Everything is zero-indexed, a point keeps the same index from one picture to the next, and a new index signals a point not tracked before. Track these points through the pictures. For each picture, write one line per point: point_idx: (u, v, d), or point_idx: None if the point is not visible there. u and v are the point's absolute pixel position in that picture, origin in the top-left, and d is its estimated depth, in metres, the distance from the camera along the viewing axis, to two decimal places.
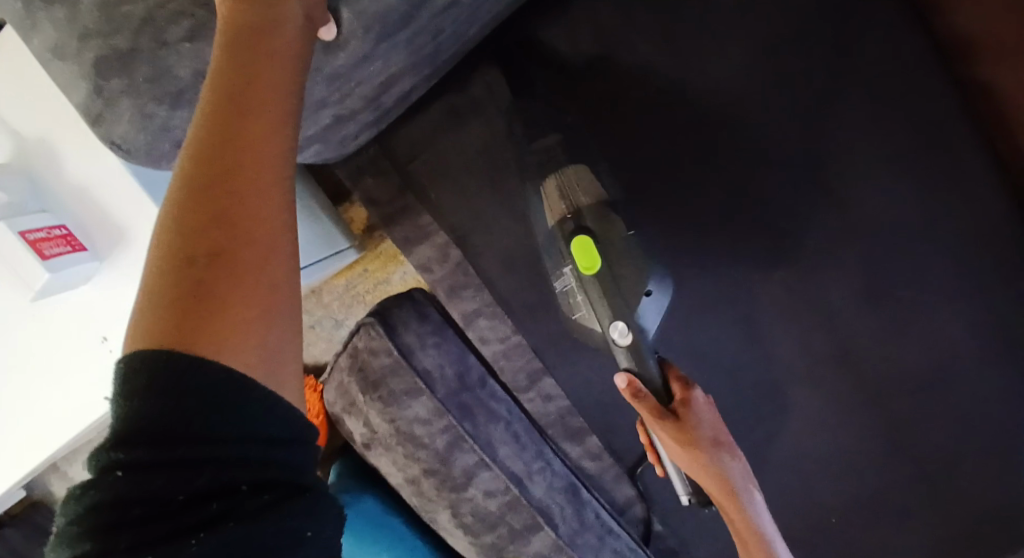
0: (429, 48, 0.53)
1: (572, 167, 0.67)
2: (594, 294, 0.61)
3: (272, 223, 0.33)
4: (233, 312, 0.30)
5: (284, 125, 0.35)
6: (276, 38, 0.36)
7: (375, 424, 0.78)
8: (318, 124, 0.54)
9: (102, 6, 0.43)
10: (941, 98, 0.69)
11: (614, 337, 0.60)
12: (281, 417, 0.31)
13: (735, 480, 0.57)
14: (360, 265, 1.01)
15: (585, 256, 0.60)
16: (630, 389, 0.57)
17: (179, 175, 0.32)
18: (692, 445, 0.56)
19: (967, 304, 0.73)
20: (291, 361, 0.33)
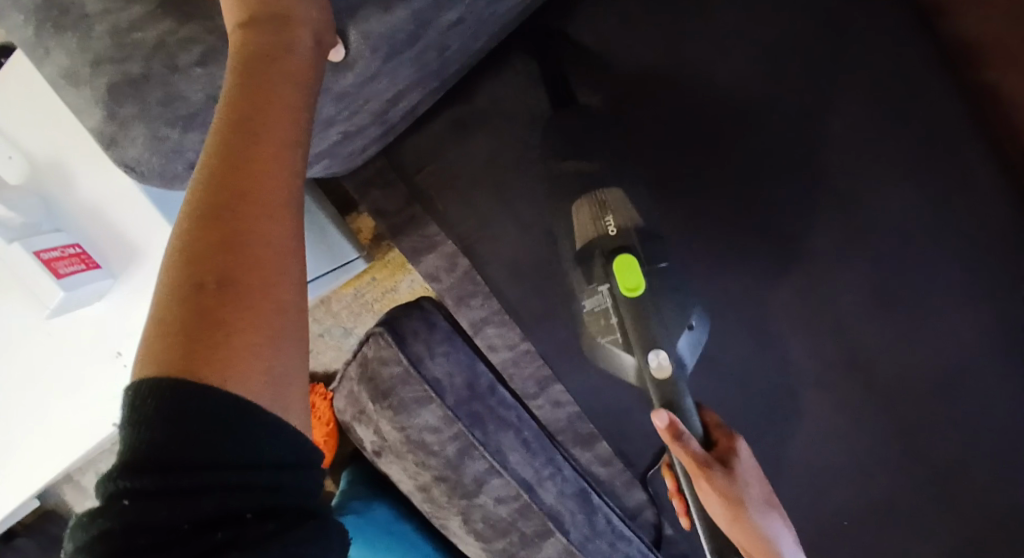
0: (436, 64, 0.54)
1: (611, 192, 0.69)
2: (633, 317, 0.61)
3: (281, 247, 0.33)
4: (241, 337, 0.30)
5: (294, 149, 0.35)
6: (288, 64, 0.37)
7: (385, 432, 0.79)
8: (326, 142, 0.54)
9: (113, 32, 0.45)
10: (944, 101, 0.70)
11: (651, 365, 0.60)
12: (287, 437, 0.30)
13: (782, 542, 0.54)
14: (368, 274, 1.02)
15: (625, 277, 0.61)
16: (671, 431, 0.55)
17: (191, 200, 0.33)
18: (737, 501, 0.52)
19: (977, 304, 0.73)
20: (300, 382, 0.33)
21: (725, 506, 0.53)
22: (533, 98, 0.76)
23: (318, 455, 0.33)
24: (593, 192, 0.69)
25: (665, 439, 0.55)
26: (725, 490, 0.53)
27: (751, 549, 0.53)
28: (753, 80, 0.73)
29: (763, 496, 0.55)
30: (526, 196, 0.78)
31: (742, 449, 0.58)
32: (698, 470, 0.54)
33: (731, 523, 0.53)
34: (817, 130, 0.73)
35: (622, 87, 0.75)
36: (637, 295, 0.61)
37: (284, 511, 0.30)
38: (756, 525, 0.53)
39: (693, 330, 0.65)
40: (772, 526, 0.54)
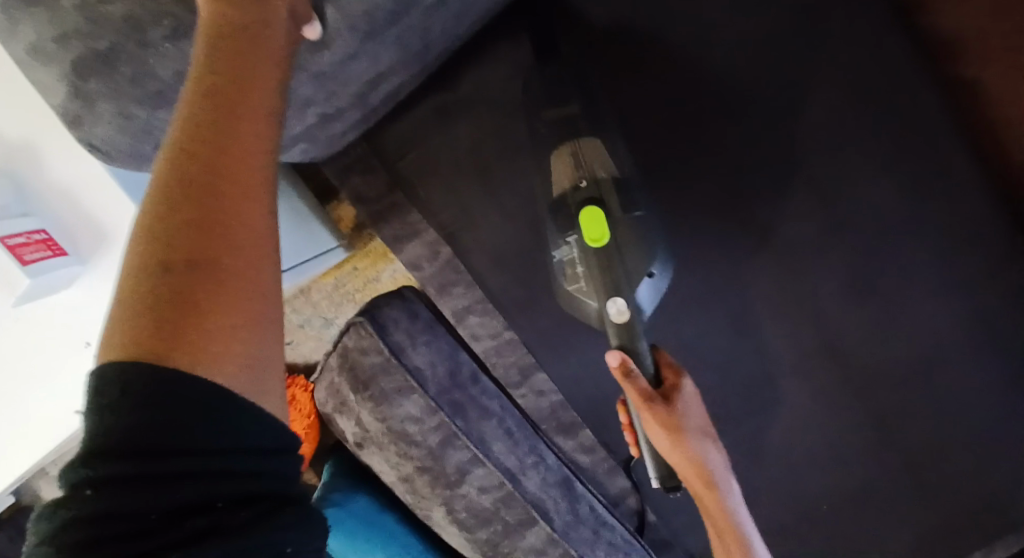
0: (418, 45, 0.53)
1: (589, 140, 0.66)
2: (594, 266, 0.60)
3: (255, 227, 0.32)
4: (215, 320, 0.29)
5: (269, 127, 0.34)
6: (263, 38, 0.35)
7: (367, 423, 0.78)
8: (304, 124, 0.53)
9: (80, 4, 0.42)
10: (925, 90, 0.71)
11: (610, 312, 0.58)
12: (268, 423, 0.30)
13: (716, 472, 0.58)
14: (349, 263, 1.00)
15: (592, 228, 0.59)
16: (621, 370, 0.56)
17: (159, 178, 0.31)
18: (677, 431, 0.55)
19: (954, 292, 0.74)
20: (277, 368, 0.32)
21: (666, 435, 0.56)
22: (516, 83, 0.75)
23: (297, 442, 0.32)
24: (571, 140, 0.66)
25: (616, 376, 0.56)
26: (665, 421, 0.55)
27: (686, 471, 0.57)
28: (736, 69, 0.74)
29: (704, 427, 0.58)
30: (509, 184, 0.78)
31: (685, 382, 0.59)
32: (642, 403, 0.56)
33: (671, 450, 0.56)
34: (798, 119, 0.74)
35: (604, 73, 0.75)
36: (601, 246, 0.59)
37: (262, 498, 0.29)
38: (694, 452, 0.56)
39: (655, 278, 0.64)
40: (707, 450, 0.58)
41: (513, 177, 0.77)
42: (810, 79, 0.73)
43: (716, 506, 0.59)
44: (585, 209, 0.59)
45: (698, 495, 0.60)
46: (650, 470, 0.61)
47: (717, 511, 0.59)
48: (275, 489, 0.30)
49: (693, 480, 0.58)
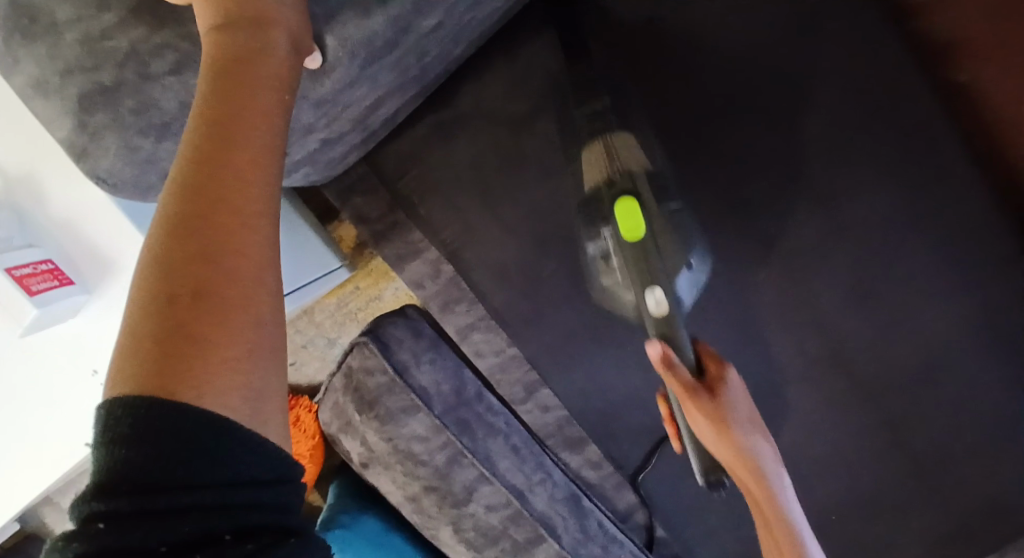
0: (416, 68, 0.53)
1: (619, 134, 0.63)
2: (633, 262, 0.57)
3: (257, 256, 0.32)
4: (217, 351, 0.29)
5: (270, 156, 0.34)
6: (264, 69, 0.36)
7: (372, 443, 0.77)
8: (305, 149, 0.54)
9: (84, 41, 0.44)
10: (916, 99, 0.72)
11: (648, 304, 0.57)
12: (269, 455, 0.30)
13: (763, 460, 0.57)
14: (351, 282, 1.01)
15: (626, 221, 0.56)
16: (664, 360, 0.55)
17: (163, 210, 0.32)
18: (725, 424, 0.55)
19: (956, 296, 0.74)
20: (279, 394, 0.32)
21: (715, 428, 0.55)
22: (514, 101, 0.76)
23: (299, 471, 0.32)
24: (600, 134, 0.64)
25: (658, 367, 0.56)
26: (710, 412, 0.55)
27: (735, 463, 0.57)
28: (732, 81, 0.74)
29: (749, 416, 0.58)
30: (509, 200, 0.78)
31: (729, 374, 0.59)
32: (688, 395, 0.55)
33: (721, 442, 0.56)
34: (796, 129, 0.74)
35: None
36: (637, 240, 0.56)
37: (264, 532, 0.28)
38: (742, 442, 0.56)
39: (692, 269, 0.66)
40: (753, 437, 0.57)
41: (513, 193, 0.78)
42: (805, 89, 0.74)
43: (768, 500, 0.58)
44: (620, 199, 0.56)
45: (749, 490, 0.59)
46: (694, 464, 0.62)
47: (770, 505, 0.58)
48: (277, 521, 0.29)
49: (741, 471, 0.57)
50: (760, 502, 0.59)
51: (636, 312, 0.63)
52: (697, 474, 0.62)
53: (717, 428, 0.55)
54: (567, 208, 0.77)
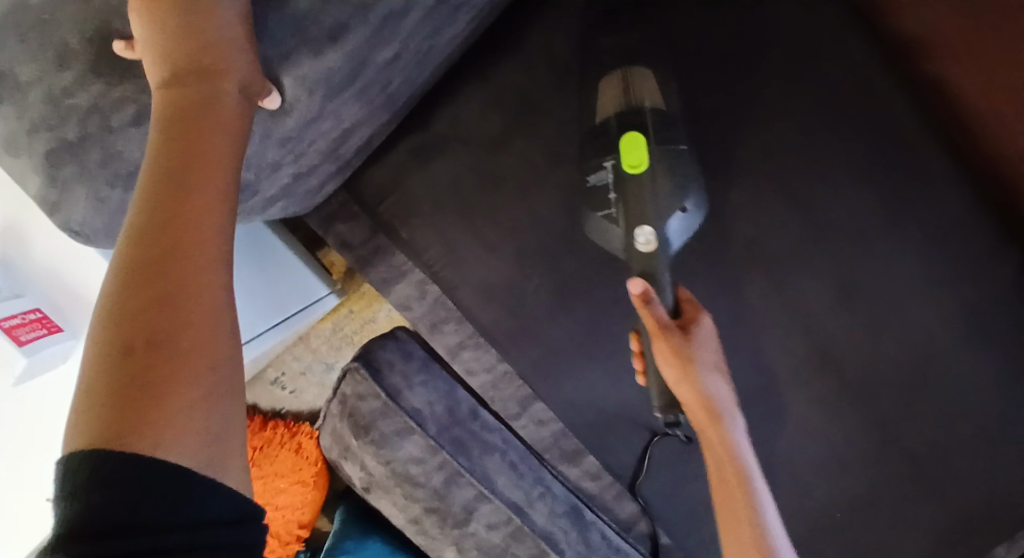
0: (381, 99, 0.54)
1: (640, 72, 0.72)
2: (632, 190, 0.66)
3: (211, 304, 0.33)
4: (172, 399, 0.30)
5: (223, 204, 0.36)
6: (214, 118, 0.37)
7: (371, 468, 0.78)
8: (278, 184, 0.54)
9: (47, 99, 0.46)
10: (885, 94, 0.73)
11: (638, 241, 0.65)
12: (228, 496, 0.30)
13: (719, 401, 0.60)
14: (344, 306, 1.04)
15: (631, 156, 0.66)
16: (643, 298, 0.57)
17: (118, 261, 0.33)
18: (684, 360, 0.59)
19: (941, 287, 0.74)
20: (235, 439, 0.33)
21: (677, 366, 0.59)
22: (488, 120, 0.78)
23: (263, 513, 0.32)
24: (622, 68, 0.73)
25: (636, 304, 0.57)
26: (677, 351, 0.59)
27: (693, 408, 0.61)
28: (698, 90, 0.76)
29: (713, 360, 0.62)
30: (490, 218, 0.79)
31: (703, 317, 0.63)
32: (657, 331, 0.59)
33: (681, 379, 0.60)
34: (765, 131, 0.75)
35: (574, 104, 0.77)
36: (638, 172, 0.66)
37: None
38: (702, 386, 0.59)
39: (687, 214, 0.69)
40: (713, 380, 0.61)
41: (493, 211, 0.79)
42: (771, 92, 0.75)
43: (727, 454, 0.60)
44: (627, 137, 0.66)
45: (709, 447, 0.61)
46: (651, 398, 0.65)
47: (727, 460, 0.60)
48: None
49: (696, 411, 0.61)
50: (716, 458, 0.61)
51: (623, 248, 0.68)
52: (652, 407, 0.65)
53: (678, 364, 0.59)
54: (546, 222, 0.78)
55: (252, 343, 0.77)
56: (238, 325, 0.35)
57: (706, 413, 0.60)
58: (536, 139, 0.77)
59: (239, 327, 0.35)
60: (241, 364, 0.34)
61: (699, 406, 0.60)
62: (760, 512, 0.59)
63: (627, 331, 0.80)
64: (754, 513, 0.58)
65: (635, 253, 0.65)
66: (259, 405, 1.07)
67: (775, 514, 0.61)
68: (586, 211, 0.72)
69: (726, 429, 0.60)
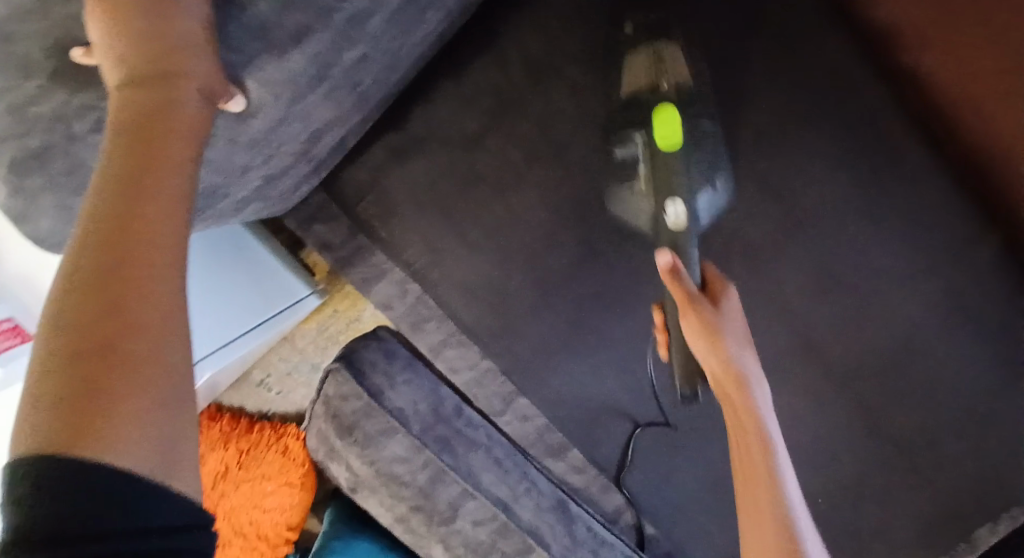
0: (352, 100, 0.55)
1: (668, 49, 0.71)
2: (661, 164, 0.66)
3: (164, 308, 0.33)
4: (123, 403, 0.30)
5: (178, 208, 0.36)
6: (170, 122, 0.37)
7: (356, 468, 0.78)
8: (248, 187, 0.54)
9: (10, 110, 0.46)
10: (858, 85, 0.73)
11: (669, 213, 0.64)
12: (175, 503, 0.30)
13: (751, 378, 0.56)
14: (329, 307, 1.04)
15: (663, 131, 0.65)
16: (670, 270, 0.57)
17: (71, 264, 0.32)
18: (716, 332, 0.56)
19: (915, 274, 0.75)
20: (190, 446, 0.33)
21: (704, 338, 0.56)
22: (465, 118, 0.78)
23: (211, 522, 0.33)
24: (650, 44, 0.72)
25: (665, 276, 0.57)
26: (708, 322, 0.56)
27: (721, 384, 0.57)
28: None
29: (743, 335, 0.58)
30: (469, 215, 0.79)
31: (731, 292, 0.61)
32: (687, 303, 0.57)
33: (708, 351, 0.56)
34: (739, 124, 0.76)
35: (548, 101, 0.77)
36: (670, 150, 0.65)
37: None
38: (731, 361, 0.56)
39: (714, 191, 0.69)
40: (745, 354, 0.57)
41: (472, 208, 0.79)
42: (744, 84, 0.75)
43: (757, 438, 0.55)
44: (662, 111, 0.65)
45: (735, 428, 0.57)
46: (676, 369, 0.63)
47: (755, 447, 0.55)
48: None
49: (726, 386, 0.57)
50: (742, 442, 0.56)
51: (652, 220, 0.68)
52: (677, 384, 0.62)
53: (708, 336, 0.56)
54: (525, 218, 0.79)
55: (238, 341, 0.75)
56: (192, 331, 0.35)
57: (736, 390, 0.56)
58: (512, 136, 0.78)
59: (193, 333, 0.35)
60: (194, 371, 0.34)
61: (729, 382, 0.56)
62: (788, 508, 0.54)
63: (609, 325, 0.80)
64: (780, 508, 0.54)
65: (662, 228, 0.65)
66: (246, 408, 1.06)
67: (802, 513, 0.56)
68: (621, 185, 0.73)
69: (758, 410, 0.55)
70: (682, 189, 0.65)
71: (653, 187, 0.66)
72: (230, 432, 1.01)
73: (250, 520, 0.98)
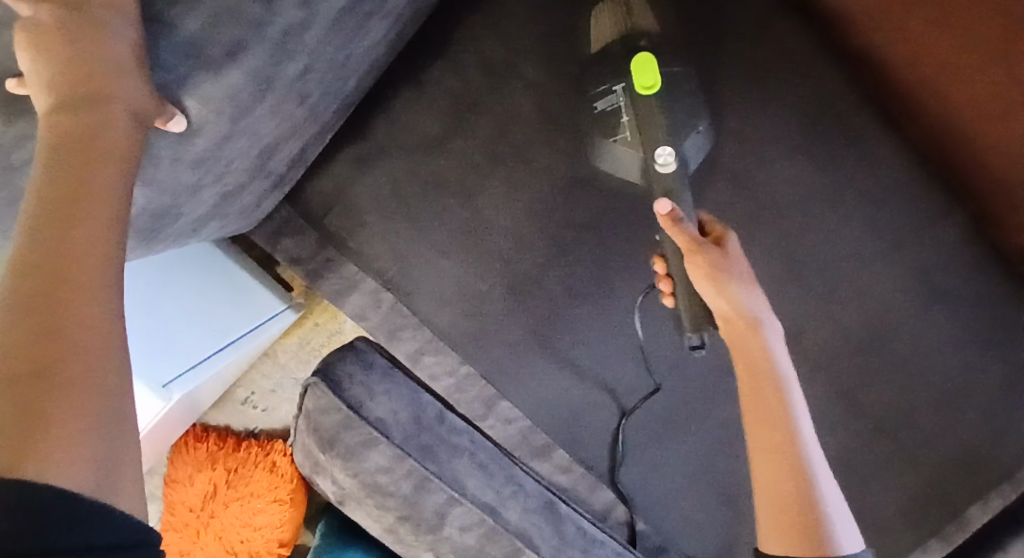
0: (302, 113, 0.58)
1: None
2: (642, 112, 0.65)
3: (99, 328, 0.33)
4: (61, 424, 0.30)
5: (111, 227, 0.35)
6: (101, 144, 0.37)
7: (341, 480, 0.75)
8: (205, 205, 0.56)
9: None
10: (812, 70, 0.74)
11: (658, 159, 0.64)
12: (119, 523, 0.30)
13: (758, 315, 0.56)
14: (309, 319, 1.04)
15: (643, 76, 0.65)
16: (671, 218, 0.57)
17: (5, 291, 0.32)
18: (721, 274, 0.56)
19: (883, 254, 0.76)
20: (130, 471, 0.33)
21: (708, 280, 0.56)
22: (425, 122, 0.78)
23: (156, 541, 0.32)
24: None
25: (665, 224, 0.57)
26: (712, 267, 0.56)
27: (729, 324, 0.57)
28: None
29: (747, 274, 0.58)
30: (437, 219, 0.78)
31: (731, 234, 0.61)
32: (691, 248, 0.57)
33: (714, 293, 0.56)
34: None
35: (509, 102, 0.78)
36: (651, 93, 0.65)
37: None
38: (735, 300, 0.56)
39: (699, 133, 0.69)
40: (751, 293, 0.57)
41: (439, 212, 0.78)
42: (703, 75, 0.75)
43: (767, 379, 0.55)
44: (637, 54, 0.65)
45: (743, 371, 0.57)
46: (684, 320, 0.61)
47: (765, 390, 0.55)
48: None
49: (734, 327, 0.57)
50: (750, 383, 0.56)
51: (640, 171, 0.68)
52: (689, 337, 0.60)
53: (712, 280, 0.56)
54: (493, 221, 0.79)
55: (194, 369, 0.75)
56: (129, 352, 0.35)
57: (743, 330, 0.56)
58: (475, 139, 0.78)
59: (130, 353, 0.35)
60: (132, 394, 0.34)
61: (738, 323, 0.56)
62: (805, 454, 0.53)
63: (586, 323, 0.80)
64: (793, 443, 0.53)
65: (653, 174, 0.65)
66: (233, 427, 1.06)
67: (816, 447, 0.55)
68: (598, 139, 0.71)
69: (767, 347, 0.55)
70: (665, 136, 0.65)
71: (640, 134, 0.65)
72: (217, 451, 1.00)
73: (240, 538, 0.97)
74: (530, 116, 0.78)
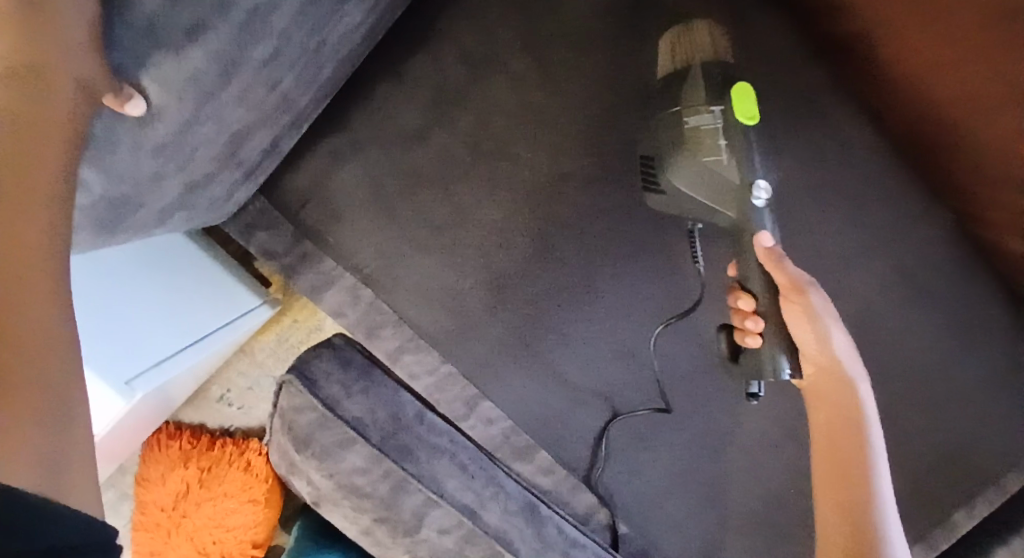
0: (273, 99, 0.56)
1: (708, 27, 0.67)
2: (734, 141, 0.61)
3: (47, 318, 0.30)
4: (22, 421, 0.27)
5: (55, 202, 0.33)
6: (45, 115, 0.34)
7: (316, 482, 0.72)
8: (167, 196, 0.54)
9: None
10: (796, 72, 0.74)
11: (758, 195, 0.61)
12: (74, 521, 0.28)
13: (846, 360, 0.58)
14: (286, 316, 1.01)
15: (745, 107, 0.61)
16: (773, 253, 0.59)
17: None
18: (818, 316, 0.58)
19: (868, 254, 0.75)
20: (78, 469, 0.31)
21: (807, 320, 0.58)
22: (405, 113, 0.76)
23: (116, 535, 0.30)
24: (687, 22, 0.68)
25: (766, 259, 0.59)
26: (809, 307, 0.58)
27: (824, 371, 0.59)
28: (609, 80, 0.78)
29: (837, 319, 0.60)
30: (418, 214, 0.76)
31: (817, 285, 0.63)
32: (792, 290, 0.59)
33: (811, 333, 0.58)
34: None
35: (490, 94, 0.76)
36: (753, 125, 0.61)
37: None
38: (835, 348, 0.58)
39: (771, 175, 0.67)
40: (843, 339, 0.59)
41: (419, 206, 0.76)
42: None
43: (851, 424, 0.56)
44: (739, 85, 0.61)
45: (832, 416, 0.58)
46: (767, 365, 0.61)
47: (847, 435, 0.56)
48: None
49: (828, 371, 0.58)
50: (838, 428, 0.57)
51: (724, 203, 0.62)
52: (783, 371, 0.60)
53: (810, 320, 0.58)
54: (476, 215, 0.77)
55: (164, 363, 0.71)
56: (74, 343, 0.32)
57: (838, 378, 0.58)
58: (458, 132, 0.76)
59: (74, 345, 0.32)
60: (78, 389, 0.32)
61: (827, 364, 0.58)
62: (879, 501, 0.53)
63: (570, 322, 0.79)
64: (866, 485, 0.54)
65: (747, 209, 0.61)
66: (207, 426, 1.02)
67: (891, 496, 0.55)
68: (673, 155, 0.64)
69: (858, 394, 0.57)
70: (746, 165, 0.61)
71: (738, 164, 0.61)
72: (191, 450, 0.97)
73: (213, 539, 0.95)
74: (512, 111, 0.76)
